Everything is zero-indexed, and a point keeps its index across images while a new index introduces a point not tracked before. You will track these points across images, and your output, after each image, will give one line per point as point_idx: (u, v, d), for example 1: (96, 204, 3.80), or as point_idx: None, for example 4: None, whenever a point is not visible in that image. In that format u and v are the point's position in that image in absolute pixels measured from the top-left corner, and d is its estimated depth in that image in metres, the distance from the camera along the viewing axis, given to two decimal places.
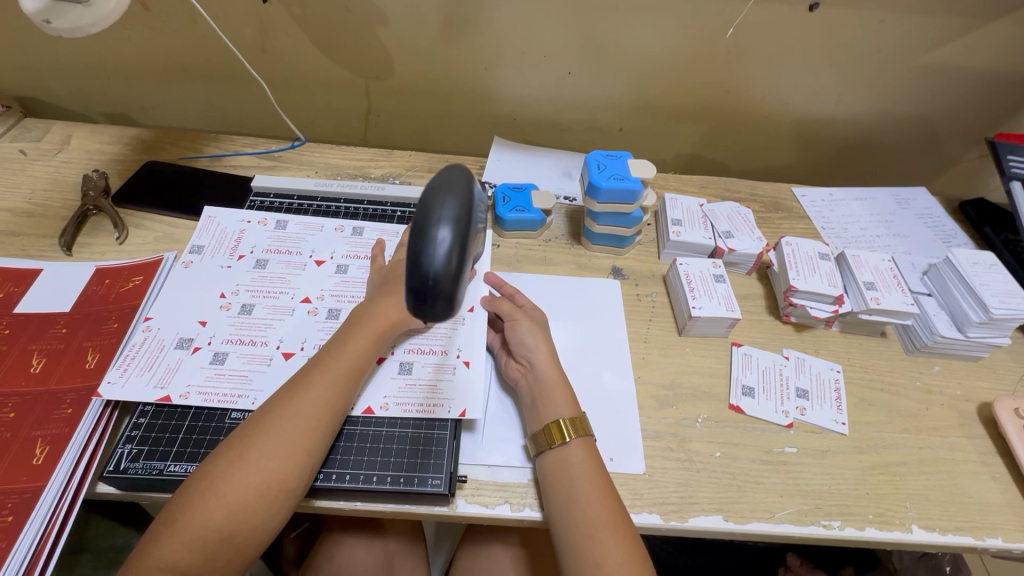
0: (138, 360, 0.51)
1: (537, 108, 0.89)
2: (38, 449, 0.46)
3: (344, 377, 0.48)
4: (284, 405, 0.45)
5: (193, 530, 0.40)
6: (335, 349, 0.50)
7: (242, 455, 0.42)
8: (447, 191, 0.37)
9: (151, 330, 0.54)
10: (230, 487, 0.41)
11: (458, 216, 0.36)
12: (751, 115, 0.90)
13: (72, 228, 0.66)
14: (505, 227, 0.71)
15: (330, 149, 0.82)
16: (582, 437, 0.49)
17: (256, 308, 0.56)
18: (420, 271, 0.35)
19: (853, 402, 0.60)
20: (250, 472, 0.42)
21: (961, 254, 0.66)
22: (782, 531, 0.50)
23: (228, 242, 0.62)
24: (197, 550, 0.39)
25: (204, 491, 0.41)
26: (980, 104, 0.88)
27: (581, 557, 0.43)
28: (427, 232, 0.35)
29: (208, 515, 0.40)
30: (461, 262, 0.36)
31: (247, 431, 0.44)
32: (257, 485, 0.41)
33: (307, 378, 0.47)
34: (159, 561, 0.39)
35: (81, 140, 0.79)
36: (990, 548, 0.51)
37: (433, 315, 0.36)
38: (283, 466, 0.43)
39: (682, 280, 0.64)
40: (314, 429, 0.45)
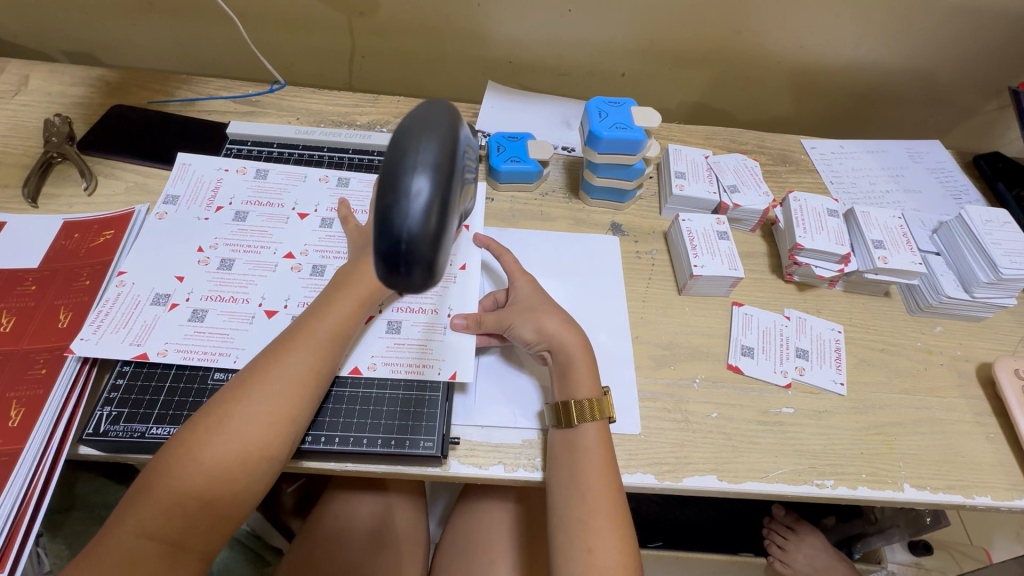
0: (112, 316, 0.49)
1: (534, 50, 0.83)
2: (13, 411, 0.44)
3: (331, 340, 0.46)
4: (267, 370, 0.43)
5: (174, 497, 0.39)
6: (320, 311, 0.47)
7: (223, 422, 0.41)
8: (424, 132, 0.32)
9: (125, 285, 0.51)
10: (212, 455, 0.40)
11: (437, 164, 0.31)
12: (761, 60, 0.85)
13: (36, 177, 0.62)
14: (499, 179, 0.67)
15: (312, 93, 0.76)
16: (598, 420, 0.47)
17: (237, 263, 0.53)
18: (391, 230, 0.30)
19: (853, 362, 0.59)
20: (232, 439, 0.40)
21: (974, 211, 0.63)
22: (775, 490, 0.50)
23: (204, 192, 0.58)
24: (179, 517, 0.38)
25: (183, 457, 0.40)
26: (1005, 49, 0.83)
27: (572, 538, 0.44)
28: (399, 183, 0.30)
29: (188, 482, 0.39)
30: (441, 220, 0.31)
31: (227, 396, 0.42)
32: (240, 453, 0.40)
33: (290, 341, 0.45)
34: (138, 529, 0.38)
35: (40, 81, 0.73)
36: (979, 506, 0.52)
37: (408, 282, 0.31)
38: (268, 433, 0.41)
39: (685, 237, 0.62)
40: (299, 396, 0.43)
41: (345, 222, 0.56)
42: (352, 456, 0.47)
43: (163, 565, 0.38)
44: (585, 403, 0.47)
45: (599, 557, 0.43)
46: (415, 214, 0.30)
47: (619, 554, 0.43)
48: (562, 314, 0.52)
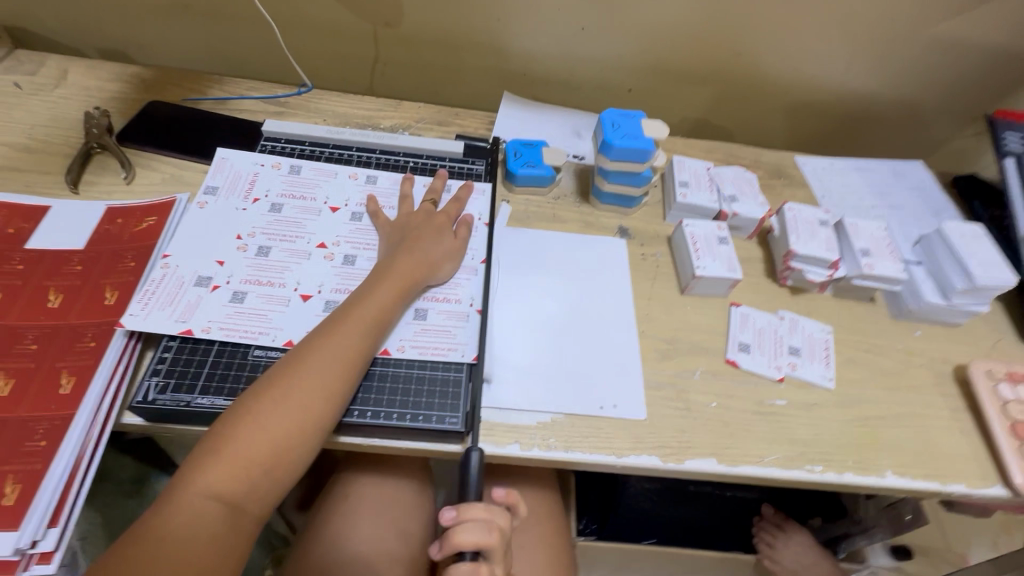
0: (158, 294, 0.52)
1: (547, 64, 0.88)
2: (65, 379, 0.47)
3: (373, 324, 0.51)
4: (320, 349, 0.48)
5: (238, 461, 0.42)
6: (362, 298, 0.52)
7: (283, 394, 0.45)
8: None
9: (170, 267, 0.54)
10: (273, 423, 0.44)
11: None
12: (759, 82, 0.91)
13: (78, 165, 0.65)
14: (515, 182, 0.72)
15: (338, 96, 0.81)
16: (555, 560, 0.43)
17: (274, 251, 0.57)
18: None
19: (841, 360, 0.64)
20: (292, 409, 0.44)
21: (951, 226, 0.69)
22: (769, 474, 0.54)
23: (242, 184, 0.62)
24: (243, 480, 0.42)
25: (247, 425, 0.43)
26: (981, 79, 0.90)
27: None
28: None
29: (253, 447, 0.43)
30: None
31: (285, 371, 0.46)
32: (299, 422, 0.44)
33: (337, 324, 0.49)
34: (205, 489, 0.41)
35: (79, 75, 0.76)
36: (954, 493, 0.56)
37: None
38: (323, 405, 0.46)
39: (688, 241, 0.66)
40: (347, 374, 0.47)
41: (374, 216, 0.61)
42: (380, 433, 0.50)
43: (225, 524, 0.41)
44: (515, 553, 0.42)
45: None
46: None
47: None
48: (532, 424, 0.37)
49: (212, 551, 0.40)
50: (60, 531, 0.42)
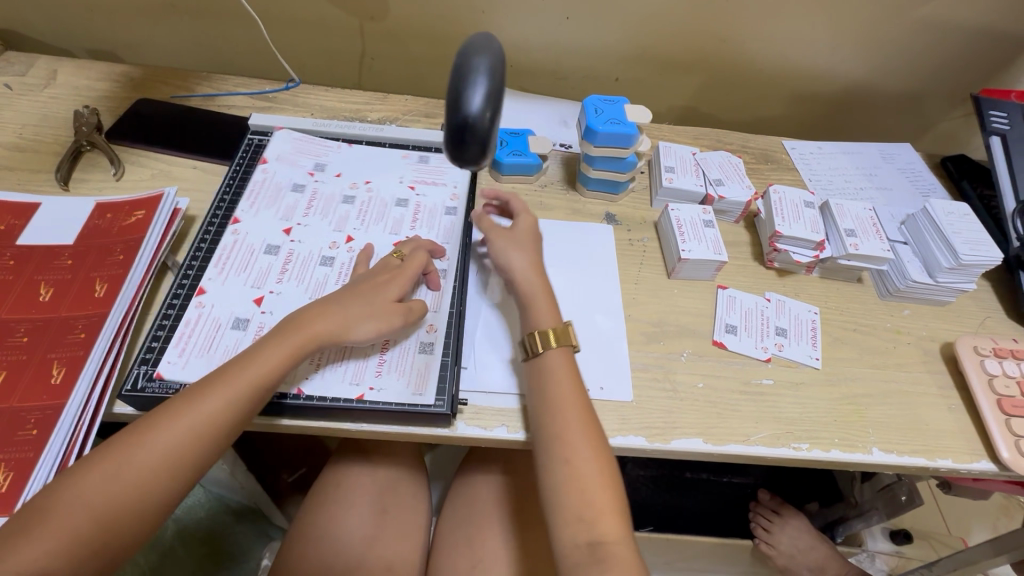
0: (196, 336, 0.51)
1: (535, 55, 0.88)
2: (56, 369, 0.48)
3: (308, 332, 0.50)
4: (252, 359, 0.46)
5: (133, 471, 0.40)
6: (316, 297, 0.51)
7: (201, 402, 0.43)
8: (480, 53, 0.40)
9: (206, 307, 0.53)
10: (177, 434, 0.42)
11: (490, 71, 0.39)
12: (746, 68, 0.91)
13: (68, 163, 0.66)
14: (501, 171, 0.72)
15: (326, 91, 0.81)
16: (563, 347, 0.54)
17: (295, 265, 0.57)
18: (458, 112, 0.38)
19: (828, 340, 0.64)
20: (204, 422, 0.43)
21: (937, 204, 0.69)
22: (756, 452, 0.55)
23: (266, 193, 0.63)
24: (133, 492, 0.40)
25: (155, 433, 0.42)
26: (968, 61, 0.90)
27: (553, 451, 0.49)
28: (466, 82, 0.38)
29: (159, 450, 0.42)
30: (490, 123, 0.39)
31: (213, 382, 0.45)
32: (211, 428, 0.43)
33: (280, 334, 0.48)
34: (90, 498, 0.39)
35: (68, 75, 0.77)
36: (941, 468, 0.56)
37: (468, 156, 0.40)
38: (242, 410, 0.45)
39: (673, 224, 0.67)
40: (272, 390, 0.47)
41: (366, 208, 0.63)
42: (367, 417, 0.51)
43: (100, 539, 0.39)
44: (546, 330, 0.55)
45: (577, 465, 0.48)
46: (475, 103, 0.38)
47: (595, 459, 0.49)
48: (535, 257, 0.60)
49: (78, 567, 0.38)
50: None
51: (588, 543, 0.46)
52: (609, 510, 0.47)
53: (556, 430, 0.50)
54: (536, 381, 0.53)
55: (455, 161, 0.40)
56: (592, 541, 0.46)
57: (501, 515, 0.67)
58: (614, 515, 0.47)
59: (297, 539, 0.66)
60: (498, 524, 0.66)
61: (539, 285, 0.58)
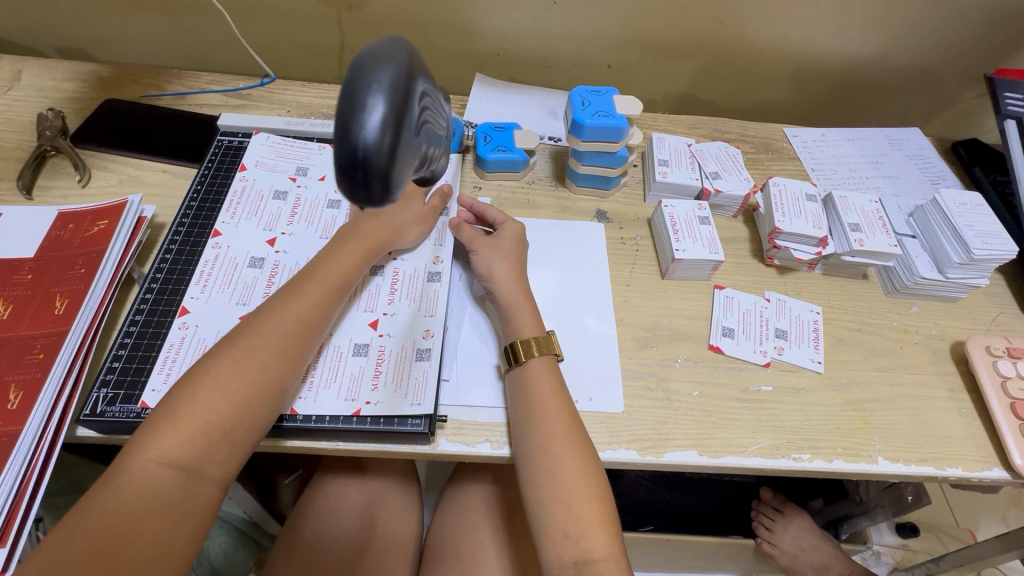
0: (180, 362, 0.48)
1: (522, 42, 0.84)
2: (12, 393, 0.45)
3: (337, 287, 0.50)
4: (283, 308, 0.47)
5: (195, 424, 0.40)
6: (325, 262, 0.51)
7: (247, 350, 0.44)
8: (380, 60, 0.28)
9: (189, 328, 0.50)
10: (229, 384, 0.42)
11: (393, 86, 0.28)
12: (746, 51, 0.86)
13: (31, 170, 0.63)
14: (486, 168, 0.69)
15: (302, 86, 0.78)
16: (546, 356, 0.51)
17: (282, 276, 0.54)
18: (348, 140, 0.27)
19: (831, 342, 0.61)
20: (252, 369, 0.43)
21: (947, 195, 0.65)
22: (754, 464, 0.52)
23: (250, 201, 0.59)
24: (199, 444, 0.40)
25: (205, 386, 0.42)
26: (982, 38, 0.85)
27: (539, 467, 0.46)
28: (358, 98, 0.27)
29: (210, 409, 0.41)
30: (394, 153, 0.28)
31: (249, 330, 0.45)
32: (259, 383, 0.43)
33: (301, 285, 0.49)
34: (158, 456, 0.39)
35: (33, 76, 0.73)
36: (951, 477, 0.54)
37: (369, 198, 0.28)
38: (284, 364, 0.45)
39: (666, 222, 0.63)
40: (306, 336, 0.47)
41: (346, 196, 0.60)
42: (344, 436, 0.48)
43: (181, 491, 0.39)
44: (529, 339, 0.52)
45: (563, 478, 0.45)
46: (371, 128, 0.27)
47: (582, 472, 0.46)
48: (514, 265, 0.57)
49: (169, 519, 0.38)
50: (8, 552, 0.41)
51: (575, 562, 0.43)
52: (596, 525, 0.44)
53: (538, 443, 0.47)
54: (519, 393, 0.50)
55: (358, 205, 0.29)
56: (579, 561, 0.43)
57: (492, 526, 0.65)
58: (603, 528, 0.44)
59: (281, 554, 0.64)
60: (489, 535, 0.64)
61: (519, 291, 0.55)
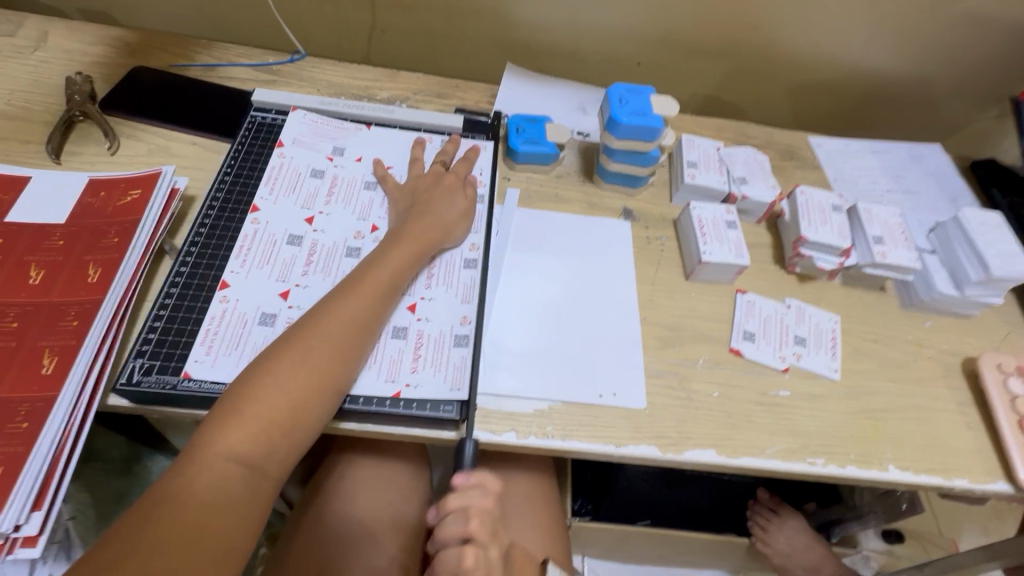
0: (221, 335, 0.48)
1: (553, 35, 0.84)
2: (46, 359, 0.45)
3: (390, 287, 0.50)
4: (340, 307, 0.47)
5: (259, 422, 0.41)
6: (378, 261, 0.51)
7: (306, 350, 0.44)
8: None
9: (230, 301, 0.50)
10: (289, 384, 0.43)
11: None
12: (775, 56, 0.87)
13: (60, 134, 0.62)
14: (516, 159, 0.69)
15: (333, 65, 0.77)
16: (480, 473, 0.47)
17: (321, 255, 0.54)
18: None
19: (847, 351, 0.62)
20: (311, 370, 0.44)
21: (968, 213, 0.66)
22: (770, 466, 0.53)
23: (289, 179, 0.59)
24: (263, 442, 0.41)
25: (267, 385, 0.42)
26: (1007, 58, 0.85)
27: None
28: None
29: (271, 407, 0.42)
30: None
31: (304, 329, 0.46)
32: (318, 384, 0.44)
33: (355, 285, 0.49)
34: (226, 452, 0.40)
35: (59, 38, 0.72)
36: (956, 488, 0.55)
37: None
38: (340, 365, 0.45)
39: (694, 224, 0.64)
40: (361, 338, 0.47)
41: (383, 180, 0.60)
42: (375, 418, 0.49)
43: (247, 487, 0.40)
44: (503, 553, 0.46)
45: None
46: None
47: None
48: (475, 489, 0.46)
49: (237, 514, 0.39)
50: (44, 515, 0.41)
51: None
52: None
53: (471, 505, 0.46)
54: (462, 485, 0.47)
55: None
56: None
57: None
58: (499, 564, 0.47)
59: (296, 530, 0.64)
60: None
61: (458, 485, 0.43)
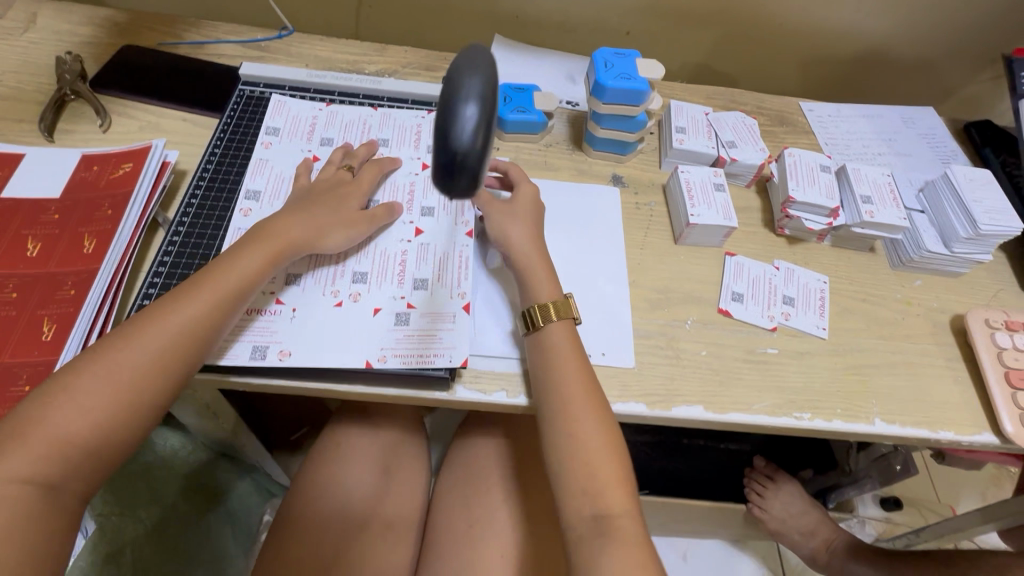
0: None
1: (542, 5, 0.83)
2: (46, 326, 0.47)
3: (231, 295, 0.46)
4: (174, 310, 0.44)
5: (53, 441, 0.39)
6: (226, 264, 0.47)
7: (115, 358, 0.41)
8: (472, 68, 0.33)
9: None
10: (141, 353, 0.42)
11: (485, 93, 0.32)
12: (766, 22, 0.86)
13: (51, 113, 0.63)
14: (505, 129, 0.69)
15: (320, 40, 0.77)
16: (564, 320, 0.53)
17: None
18: (445, 144, 0.32)
19: (836, 310, 0.63)
20: (122, 380, 0.41)
21: (958, 171, 0.66)
22: (757, 421, 0.54)
23: (304, 127, 0.63)
24: (55, 461, 0.38)
25: (67, 399, 0.40)
26: (1001, 18, 0.84)
27: (561, 432, 0.49)
28: (453, 105, 0.32)
29: (66, 421, 0.39)
30: (487, 143, 0.33)
31: (240, 256, 0.48)
32: (122, 396, 0.41)
33: (195, 286, 0.46)
34: (55, 423, 0.39)
35: (49, 19, 0.73)
36: (942, 440, 0.56)
37: (457, 192, 0.33)
38: (153, 372, 0.42)
39: (682, 187, 0.64)
40: (194, 346, 0.44)
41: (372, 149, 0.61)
42: (367, 379, 0.50)
43: (83, 455, 0.40)
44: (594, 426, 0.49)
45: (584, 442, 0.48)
46: (470, 123, 0.32)
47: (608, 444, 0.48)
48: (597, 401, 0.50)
49: (68, 484, 0.39)
50: None
51: (593, 516, 0.46)
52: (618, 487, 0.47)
53: (553, 371, 0.50)
54: (537, 351, 0.52)
55: (445, 193, 0.34)
56: (597, 515, 0.46)
57: (499, 478, 0.68)
58: (621, 488, 0.47)
59: (297, 497, 0.66)
60: (498, 485, 0.67)
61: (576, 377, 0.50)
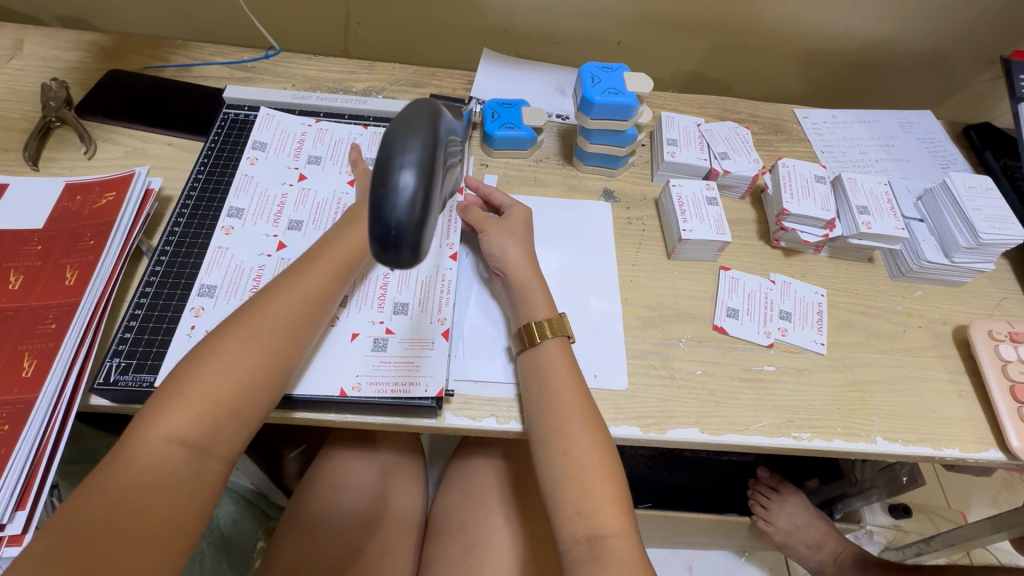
0: (201, 309, 0.50)
1: (530, 18, 0.82)
2: (26, 362, 0.46)
3: (311, 303, 0.47)
4: (257, 318, 0.45)
5: (177, 444, 0.40)
6: (295, 275, 0.48)
7: (217, 363, 0.43)
8: (409, 133, 0.32)
9: (207, 280, 0.52)
10: (237, 362, 0.43)
11: (423, 159, 0.31)
12: (758, 29, 0.85)
13: (36, 142, 0.63)
14: (493, 145, 0.68)
15: (307, 59, 0.76)
16: (558, 338, 0.52)
17: (292, 236, 0.56)
18: (381, 216, 0.31)
19: (835, 324, 0.61)
20: (224, 386, 0.42)
21: (957, 178, 0.65)
22: (754, 442, 0.53)
23: (291, 143, 0.63)
24: (183, 461, 0.40)
25: (177, 405, 0.41)
26: (998, 20, 0.83)
27: (552, 447, 0.47)
28: (387, 175, 0.31)
29: (179, 425, 0.40)
30: (426, 212, 0.31)
31: (312, 266, 0.49)
32: (222, 403, 0.42)
33: (273, 295, 0.47)
34: (168, 433, 0.40)
35: (35, 46, 0.72)
36: (947, 457, 0.54)
37: (400, 264, 0.31)
38: (246, 380, 0.43)
39: (674, 202, 0.63)
40: (287, 352, 0.45)
41: (355, 165, 0.60)
42: (353, 408, 0.49)
43: (192, 468, 0.40)
44: (588, 456, 0.47)
45: (575, 457, 0.46)
46: (405, 193, 0.30)
47: (595, 453, 0.47)
48: (591, 418, 0.48)
49: (182, 497, 0.39)
50: (28, 514, 0.42)
51: (587, 537, 0.45)
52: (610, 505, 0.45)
53: (549, 391, 0.49)
54: (531, 373, 0.50)
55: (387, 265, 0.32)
56: (591, 537, 0.44)
57: (495, 501, 0.66)
58: (616, 506, 0.46)
59: (290, 524, 0.65)
60: (493, 509, 0.66)
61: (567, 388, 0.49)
